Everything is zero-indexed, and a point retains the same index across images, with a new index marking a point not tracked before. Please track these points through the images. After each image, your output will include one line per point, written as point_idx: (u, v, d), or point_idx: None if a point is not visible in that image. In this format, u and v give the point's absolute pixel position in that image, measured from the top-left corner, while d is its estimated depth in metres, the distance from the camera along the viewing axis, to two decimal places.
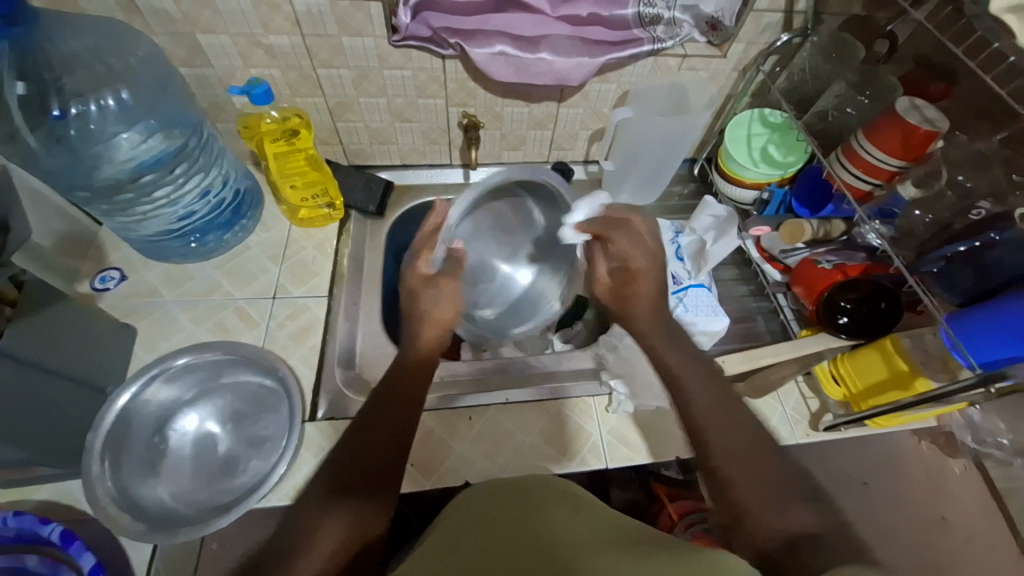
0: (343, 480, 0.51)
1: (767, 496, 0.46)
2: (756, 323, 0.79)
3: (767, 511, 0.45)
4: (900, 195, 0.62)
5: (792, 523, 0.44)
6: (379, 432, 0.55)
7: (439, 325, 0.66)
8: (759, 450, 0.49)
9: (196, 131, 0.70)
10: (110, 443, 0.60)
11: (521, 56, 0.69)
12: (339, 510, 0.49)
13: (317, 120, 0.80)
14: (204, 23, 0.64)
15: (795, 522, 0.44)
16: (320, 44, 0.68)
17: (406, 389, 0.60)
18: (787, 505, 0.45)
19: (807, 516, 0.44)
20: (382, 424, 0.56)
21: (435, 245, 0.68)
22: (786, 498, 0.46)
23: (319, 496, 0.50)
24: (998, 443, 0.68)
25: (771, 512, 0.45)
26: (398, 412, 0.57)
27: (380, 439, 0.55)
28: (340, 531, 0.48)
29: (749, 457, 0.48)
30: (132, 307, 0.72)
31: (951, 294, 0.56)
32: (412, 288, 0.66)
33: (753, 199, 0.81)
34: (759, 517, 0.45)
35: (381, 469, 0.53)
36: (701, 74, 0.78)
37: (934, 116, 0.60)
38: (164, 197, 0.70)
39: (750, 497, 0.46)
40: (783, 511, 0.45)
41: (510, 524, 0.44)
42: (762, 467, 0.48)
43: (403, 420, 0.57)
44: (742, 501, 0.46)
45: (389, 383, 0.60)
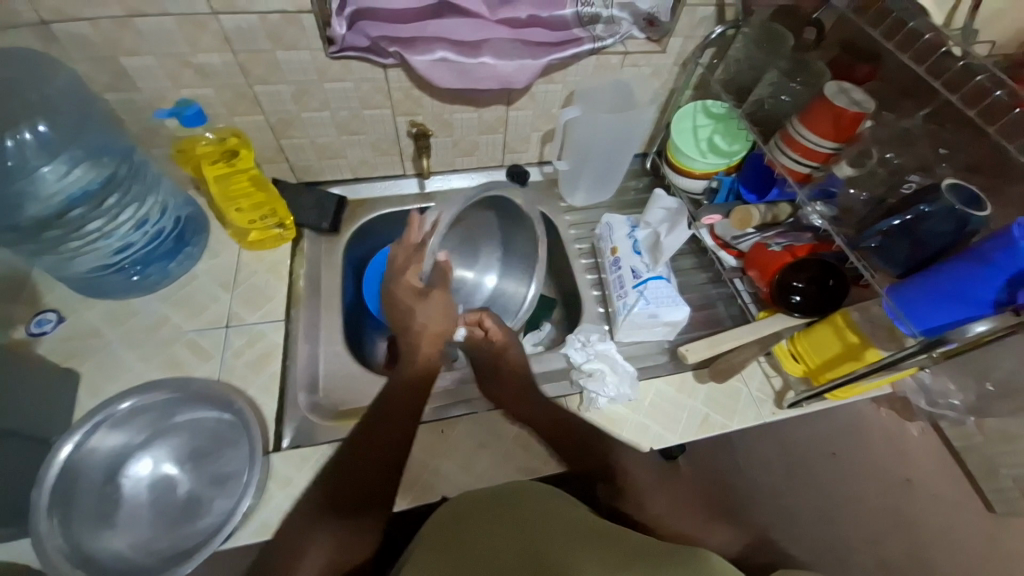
0: (341, 496, 0.53)
1: (698, 523, 0.51)
2: (717, 309, 0.81)
3: (696, 534, 0.50)
4: (836, 176, 0.65)
5: (713, 544, 0.50)
6: (382, 439, 0.57)
7: (434, 336, 0.68)
8: (681, 497, 0.54)
9: (126, 159, 0.67)
10: (57, 498, 0.55)
11: (464, 61, 0.69)
12: (330, 527, 0.50)
13: (259, 139, 0.77)
14: (126, 45, 0.61)
15: (719, 542, 0.51)
16: (254, 60, 0.66)
17: (401, 405, 0.61)
18: (706, 530, 0.51)
19: (727, 536, 0.51)
20: (385, 440, 0.57)
21: (423, 259, 0.70)
22: (709, 529, 0.51)
23: (322, 513, 0.52)
24: (949, 404, 0.70)
25: (701, 537, 0.50)
26: (400, 420, 0.60)
27: (381, 453, 0.56)
28: (332, 544, 0.49)
29: (676, 512, 0.52)
30: (73, 351, 0.67)
31: (891, 266, 0.59)
32: (405, 303, 0.67)
33: (704, 189, 0.83)
34: (682, 534, 0.50)
35: (375, 481, 0.54)
36: (643, 70, 0.80)
37: (861, 98, 0.63)
38: (96, 230, 0.66)
39: (682, 532, 0.50)
40: (710, 532, 0.51)
41: (501, 528, 0.45)
42: (684, 502, 0.53)
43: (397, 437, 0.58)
44: (660, 529, 0.51)
45: (388, 400, 0.61)
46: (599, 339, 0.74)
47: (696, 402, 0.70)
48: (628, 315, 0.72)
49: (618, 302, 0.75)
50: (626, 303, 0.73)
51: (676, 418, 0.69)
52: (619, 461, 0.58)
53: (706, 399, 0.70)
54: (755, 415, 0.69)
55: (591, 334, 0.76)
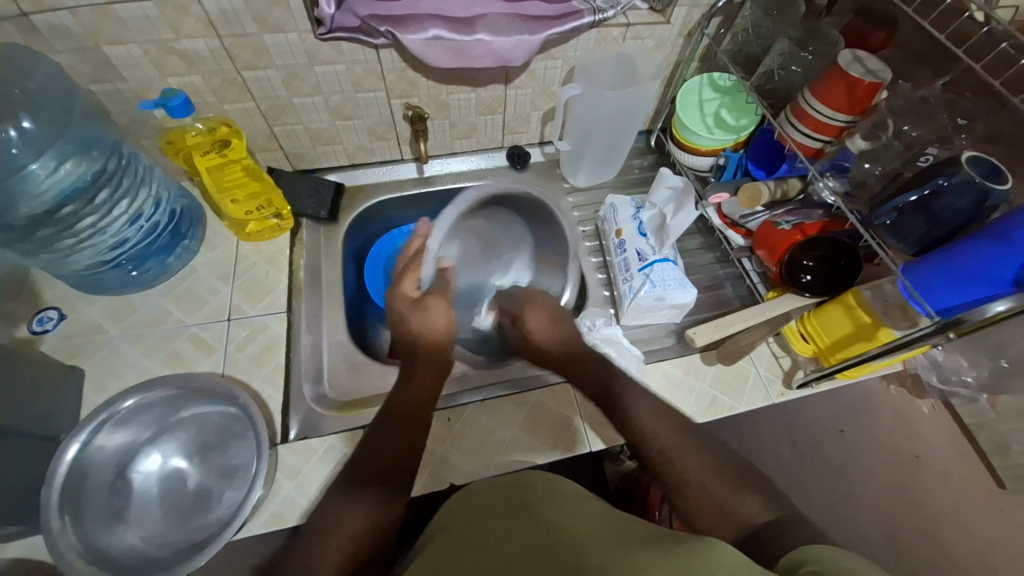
0: (361, 471, 0.52)
1: (719, 486, 0.49)
2: (724, 290, 0.80)
3: (727, 500, 0.48)
4: (848, 149, 0.62)
5: (737, 513, 0.47)
6: (397, 434, 0.55)
7: (433, 341, 0.66)
8: (704, 451, 0.51)
9: (115, 152, 0.65)
10: (67, 497, 0.55)
11: (458, 39, 0.66)
12: (362, 497, 0.49)
13: (250, 127, 0.75)
14: (108, 33, 0.59)
15: (746, 510, 0.47)
16: (240, 44, 0.63)
17: (415, 406, 0.58)
18: (733, 497, 0.48)
19: (755, 503, 0.47)
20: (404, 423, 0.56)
21: (420, 266, 0.73)
22: (733, 493, 0.48)
23: (343, 487, 0.51)
24: (962, 381, 0.70)
25: (722, 499, 0.48)
26: (414, 422, 0.57)
27: (399, 443, 0.54)
28: (361, 516, 0.48)
29: (707, 476, 0.49)
30: (76, 348, 0.67)
31: (905, 243, 0.57)
32: (401, 313, 0.68)
33: (710, 166, 0.80)
34: (706, 503, 0.48)
35: (396, 458, 0.53)
36: (646, 43, 0.76)
37: (876, 66, 0.60)
38: (90, 226, 0.65)
39: (702, 493, 0.48)
40: (736, 501, 0.48)
41: (502, 524, 0.44)
42: (715, 466, 0.50)
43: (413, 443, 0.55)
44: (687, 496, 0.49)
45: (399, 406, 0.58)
46: (605, 324, 0.73)
47: (703, 384, 0.70)
48: (634, 299, 0.71)
49: (623, 286, 0.74)
50: (631, 286, 0.72)
51: (683, 400, 0.69)
52: (646, 427, 0.53)
53: (713, 380, 0.70)
54: (763, 396, 0.69)
55: (598, 318, 0.74)
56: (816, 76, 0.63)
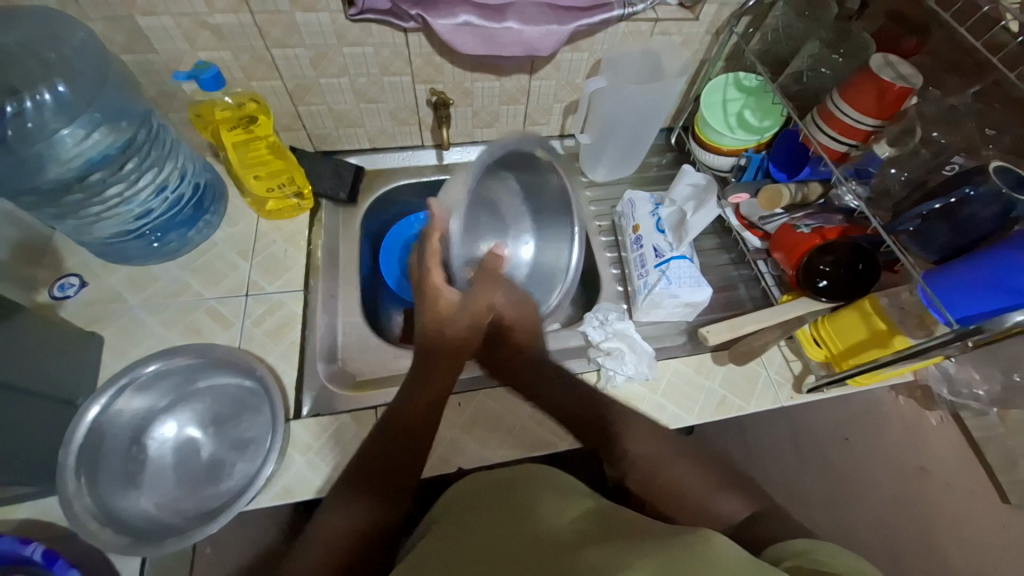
0: (362, 477, 0.49)
1: (704, 487, 0.50)
2: (738, 291, 0.80)
3: (707, 496, 0.49)
4: (876, 155, 0.62)
5: (721, 512, 0.48)
6: (397, 443, 0.52)
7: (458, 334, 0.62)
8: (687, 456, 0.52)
9: (144, 123, 0.66)
10: (83, 460, 0.57)
11: (488, 25, 0.66)
12: (360, 504, 0.47)
13: (276, 105, 0.76)
14: (142, 3, 0.59)
15: (726, 508, 0.48)
16: (271, 21, 0.64)
17: (419, 414, 0.55)
18: (717, 496, 0.49)
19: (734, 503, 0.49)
20: (400, 428, 0.54)
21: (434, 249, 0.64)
22: (715, 492, 0.49)
23: (338, 492, 0.49)
24: (973, 395, 0.69)
25: (705, 499, 0.49)
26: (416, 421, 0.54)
27: (400, 449, 0.52)
28: (346, 520, 0.46)
29: (693, 480, 0.50)
30: (97, 315, 0.68)
31: (927, 251, 0.56)
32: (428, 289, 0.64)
33: (731, 166, 0.80)
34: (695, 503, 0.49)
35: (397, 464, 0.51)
36: (673, 39, 0.76)
37: (908, 72, 0.59)
38: (117, 195, 0.66)
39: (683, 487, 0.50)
40: (718, 501, 0.49)
41: (504, 517, 0.44)
42: (696, 470, 0.51)
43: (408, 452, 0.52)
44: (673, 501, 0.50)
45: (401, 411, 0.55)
46: (618, 319, 0.73)
47: (713, 384, 0.70)
48: (649, 294, 0.71)
49: (638, 282, 0.74)
50: (646, 282, 0.72)
51: (692, 398, 0.69)
52: (623, 442, 0.53)
53: (723, 381, 0.70)
54: (772, 398, 0.69)
55: (610, 313, 0.75)
56: (846, 79, 0.63)
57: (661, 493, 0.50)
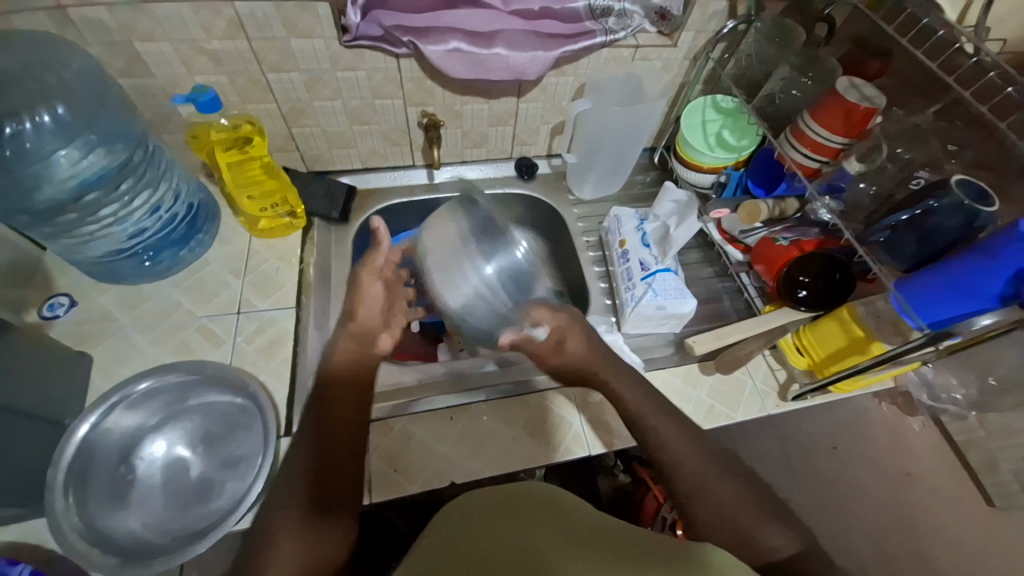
0: (323, 489, 0.50)
1: (751, 516, 0.49)
2: (723, 303, 0.82)
3: (755, 526, 0.48)
4: (846, 170, 0.65)
5: (767, 541, 0.48)
6: (314, 448, 0.53)
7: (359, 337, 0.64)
8: (726, 476, 0.52)
9: (140, 144, 0.67)
10: (72, 478, 0.57)
11: (477, 52, 0.69)
12: (310, 525, 0.47)
13: (270, 127, 0.78)
14: (141, 30, 0.61)
15: (772, 541, 0.48)
16: (267, 47, 0.66)
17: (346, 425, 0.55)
18: (764, 524, 0.49)
19: (781, 535, 0.48)
20: (334, 441, 0.53)
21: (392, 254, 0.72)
22: (760, 521, 0.49)
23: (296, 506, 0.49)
24: (952, 398, 0.70)
25: (750, 527, 0.48)
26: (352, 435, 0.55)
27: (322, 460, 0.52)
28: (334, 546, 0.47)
29: (736, 503, 0.50)
30: (87, 334, 0.68)
31: (897, 260, 0.60)
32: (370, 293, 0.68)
33: (711, 183, 0.83)
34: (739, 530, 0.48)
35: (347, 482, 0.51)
36: (654, 64, 0.80)
37: (872, 93, 0.63)
38: (111, 216, 0.66)
39: (728, 514, 0.49)
40: (764, 531, 0.48)
41: (541, 519, 0.46)
42: (744, 493, 0.51)
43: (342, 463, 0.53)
44: (716, 526, 0.49)
45: (326, 419, 0.55)
46: (607, 331, 0.75)
47: (701, 393, 0.71)
48: (636, 307, 0.73)
49: (625, 295, 0.76)
50: (633, 295, 0.74)
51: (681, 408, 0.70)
52: (666, 447, 0.53)
53: (711, 390, 0.72)
54: (758, 406, 0.71)
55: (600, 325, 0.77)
56: (816, 101, 0.67)
57: (703, 517, 0.50)
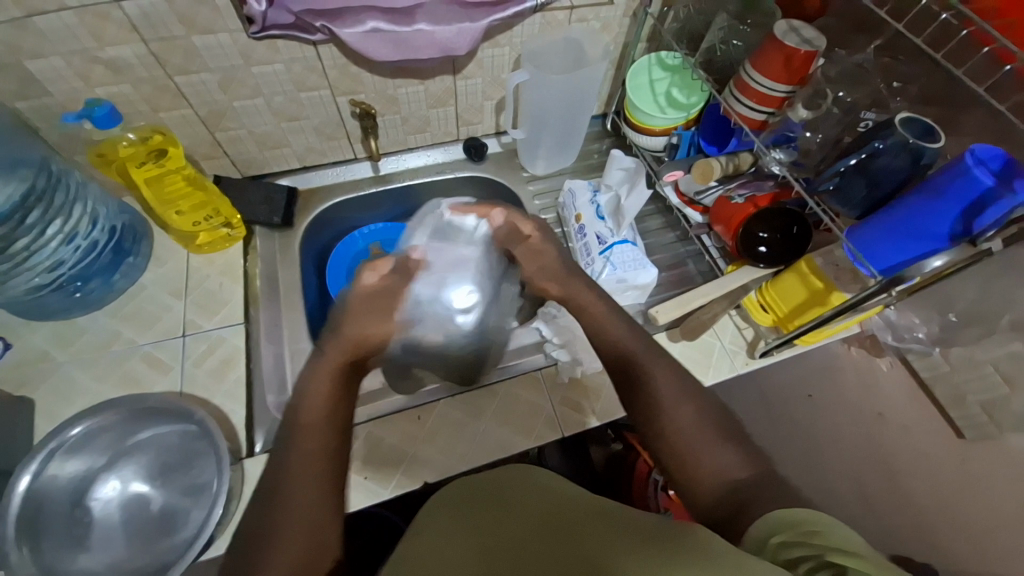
0: (311, 476, 0.46)
1: (702, 442, 0.48)
2: (687, 267, 0.81)
3: (702, 450, 0.48)
4: (793, 120, 0.63)
5: (715, 466, 0.47)
6: (317, 437, 0.48)
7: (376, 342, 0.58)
8: (691, 399, 0.51)
9: (42, 169, 0.62)
10: (24, 528, 0.54)
11: (398, 30, 0.64)
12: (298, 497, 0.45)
13: (191, 135, 0.72)
14: (22, 44, 0.56)
15: (720, 464, 0.47)
16: (168, 48, 0.61)
17: (326, 411, 0.50)
18: (712, 448, 0.48)
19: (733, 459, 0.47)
20: (314, 430, 0.48)
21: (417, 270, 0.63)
22: (711, 455, 0.47)
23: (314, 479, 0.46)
24: (915, 338, 0.72)
25: (699, 449, 0.48)
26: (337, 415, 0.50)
27: (322, 452, 0.47)
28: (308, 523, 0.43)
29: (693, 427, 0.49)
30: (24, 378, 0.64)
31: (847, 208, 0.58)
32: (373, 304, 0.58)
33: (664, 146, 0.80)
34: (689, 449, 0.48)
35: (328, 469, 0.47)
36: (592, 25, 0.76)
37: (811, 35, 0.61)
38: (25, 248, 0.61)
39: (682, 440, 0.49)
40: (709, 456, 0.47)
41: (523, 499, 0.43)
42: (703, 420, 0.50)
43: (328, 448, 0.48)
44: (669, 441, 0.49)
45: (303, 415, 0.49)
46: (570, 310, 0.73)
47: None
48: (597, 283, 0.72)
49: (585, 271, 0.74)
50: (593, 270, 0.72)
51: None
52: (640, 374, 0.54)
53: (680, 357, 0.71)
54: (728, 367, 0.70)
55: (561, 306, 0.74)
56: (755, 49, 0.64)
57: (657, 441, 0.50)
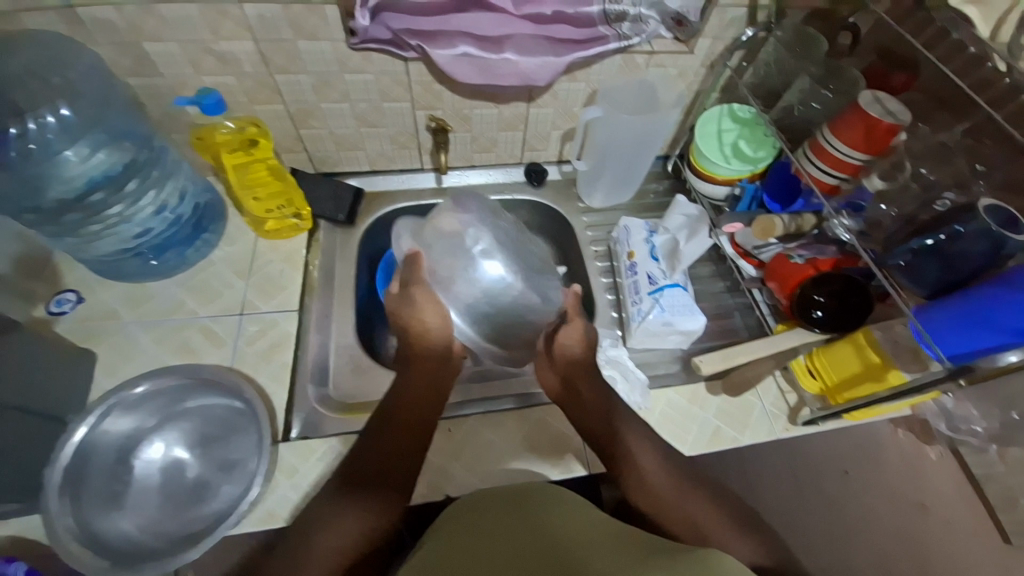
0: (366, 475, 0.54)
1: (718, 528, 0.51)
2: (733, 319, 0.79)
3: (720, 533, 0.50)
4: (866, 188, 0.62)
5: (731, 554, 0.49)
6: (388, 440, 0.57)
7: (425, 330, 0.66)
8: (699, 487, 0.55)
9: (147, 145, 0.68)
10: (68, 478, 0.56)
11: (486, 56, 0.68)
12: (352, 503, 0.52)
13: (277, 129, 0.77)
14: (148, 30, 0.61)
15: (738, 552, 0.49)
16: (275, 49, 0.66)
17: (416, 402, 0.61)
18: (730, 539, 0.50)
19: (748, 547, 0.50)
20: (389, 420, 0.59)
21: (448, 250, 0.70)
22: (730, 542, 0.50)
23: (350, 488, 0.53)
24: (971, 431, 0.68)
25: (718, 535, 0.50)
26: (413, 413, 0.60)
27: (391, 449, 0.56)
28: (357, 527, 0.50)
29: (705, 515, 0.52)
30: (91, 332, 0.68)
31: (917, 286, 0.56)
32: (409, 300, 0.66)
33: (725, 196, 0.81)
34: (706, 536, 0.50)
35: (395, 466, 0.55)
36: (669, 71, 0.77)
37: (896, 108, 0.60)
38: (116, 214, 0.67)
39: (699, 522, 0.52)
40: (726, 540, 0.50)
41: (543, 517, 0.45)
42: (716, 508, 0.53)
43: (401, 448, 0.56)
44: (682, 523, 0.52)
45: (387, 404, 0.61)
46: (611, 346, 0.73)
47: (707, 414, 0.69)
48: (642, 322, 0.71)
49: (631, 309, 0.74)
50: (640, 309, 0.72)
51: (687, 429, 0.68)
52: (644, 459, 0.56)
53: (718, 411, 0.69)
54: (767, 430, 0.68)
55: (605, 340, 0.75)
56: (835, 114, 0.64)
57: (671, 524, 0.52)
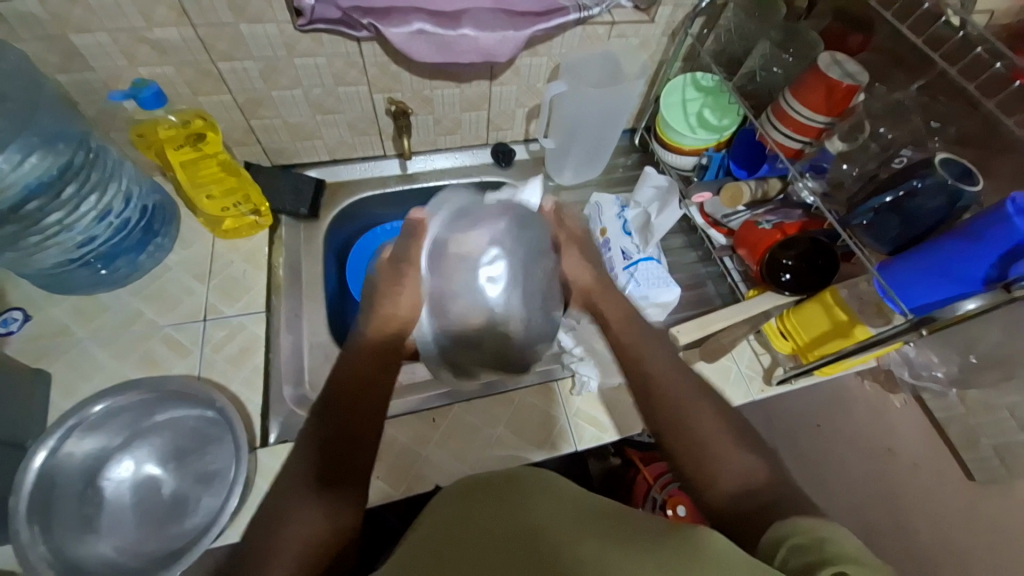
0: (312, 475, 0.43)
1: (723, 448, 0.43)
2: (706, 288, 0.81)
3: (724, 451, 0.42)
4: (827, 150, 0.64)
5: (734, 468, 0.41)
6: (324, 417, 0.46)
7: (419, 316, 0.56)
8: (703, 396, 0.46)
9: (83, 144, 0.63)
10: (36, 505, 0.54)
11: (443, 33, 0.65)
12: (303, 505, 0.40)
13: (226, 120, 0.73)
14: (74, 21, 0.56)
15: (742, 468, 0.41)
16: (215, 34, 0.61)
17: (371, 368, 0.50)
18: (729, 451, 0.42)
19: (747, 460, 0.42)
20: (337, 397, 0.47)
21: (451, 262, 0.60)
22: (733, 457, 0.42)
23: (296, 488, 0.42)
24: (933, 376, 0.69)
25: (716, 450, 0.42)
26: (366, 398, 0.48)
27: (334, 429, 0.45)
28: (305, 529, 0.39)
29: (722, 431, 0.44)
30: (43, 350, 0.64)
31: (880, 243, 0.58)
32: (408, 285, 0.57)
33: (693, 165, 0.81)
34: (714, 461, 0.42)
35: (346, 454, 0.44)
36: (631, 41, 0.76)
37: (854, 69, 0.62)
38: (56, 222, 0.63)
39: (700, 438, 0.43)
40: (730, 458, 0.42)
41: (544, 500, 0.38)
42: (721, 423, 0.44)
43: (346, 423, 0.46)
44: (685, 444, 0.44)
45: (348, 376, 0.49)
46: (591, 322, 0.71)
47: None
48: None
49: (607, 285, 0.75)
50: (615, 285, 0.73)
51: None
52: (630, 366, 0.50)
53: None
54: (744, 392, 0.70)
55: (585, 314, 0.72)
56: (796, 78, 0.65)
57: (678, 446, 0.44)
